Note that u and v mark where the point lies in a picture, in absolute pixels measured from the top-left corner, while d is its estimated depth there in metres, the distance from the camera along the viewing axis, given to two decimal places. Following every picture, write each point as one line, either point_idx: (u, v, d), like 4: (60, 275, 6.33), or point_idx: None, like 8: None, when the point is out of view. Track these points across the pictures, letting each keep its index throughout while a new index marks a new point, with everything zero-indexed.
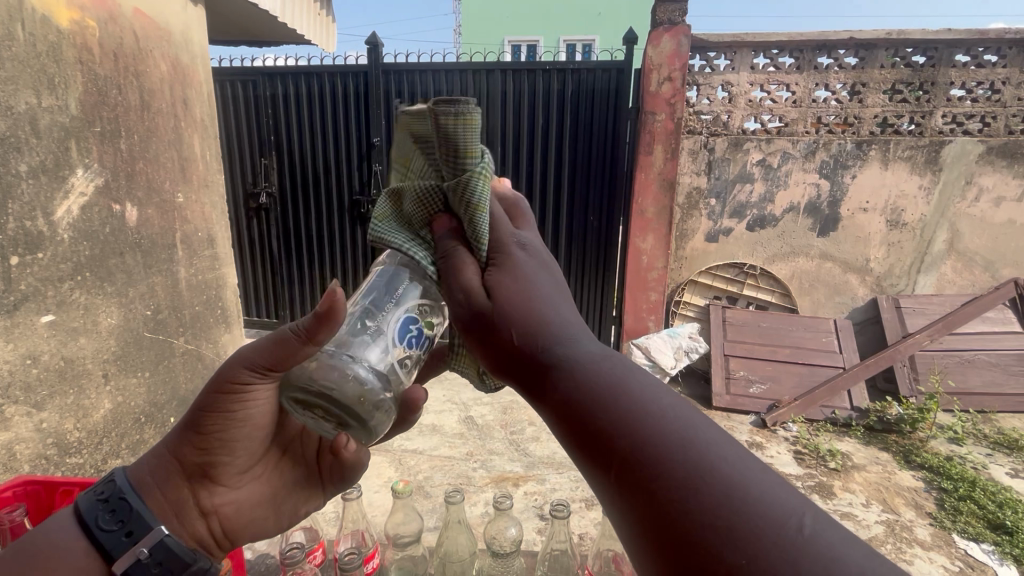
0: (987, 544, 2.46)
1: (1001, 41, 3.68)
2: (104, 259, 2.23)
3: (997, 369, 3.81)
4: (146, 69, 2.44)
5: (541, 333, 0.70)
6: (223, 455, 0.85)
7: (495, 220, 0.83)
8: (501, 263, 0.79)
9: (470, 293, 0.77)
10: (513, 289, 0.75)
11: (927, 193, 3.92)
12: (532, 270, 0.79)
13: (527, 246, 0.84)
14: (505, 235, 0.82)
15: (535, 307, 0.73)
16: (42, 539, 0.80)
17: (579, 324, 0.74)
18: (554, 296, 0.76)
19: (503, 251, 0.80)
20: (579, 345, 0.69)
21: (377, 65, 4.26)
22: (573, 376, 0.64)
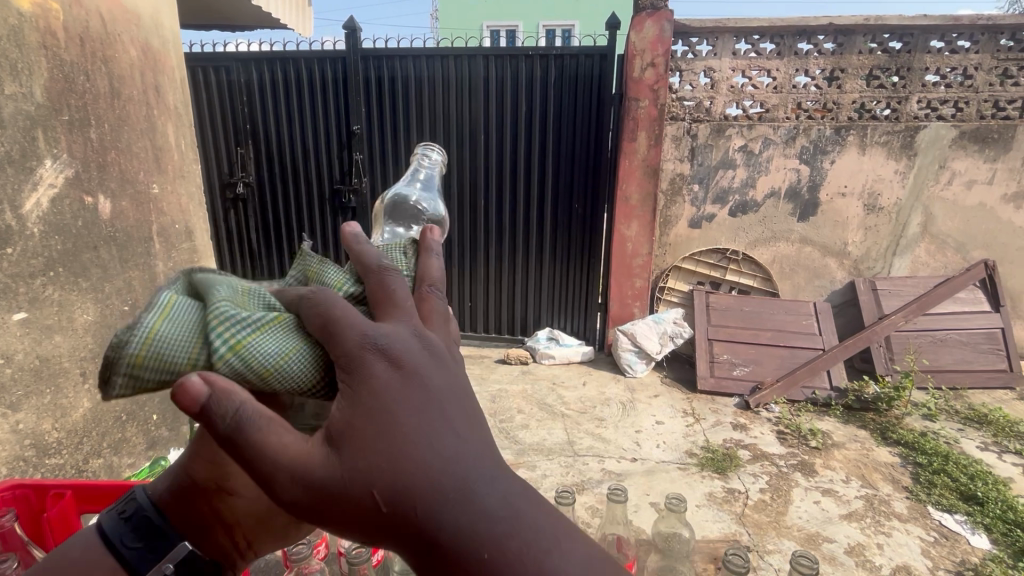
0: (960, 515, 2.57)
1: (974, 27, 3.75)
2: (77, 254, 2.15)
3: (967, 347, 3.96)
4: (115, 55, 2.33)
5: (418, 499, 0.51)
6: (230, 470, 0.74)
7: (323, 323, 0.58)
8: (352, 389, 0.53)
9: (297, 463, 0.52)
10: (374, 437, 0.52)
11: (902, 178, 4.01)
12: (397, 387, 0.53)
13: (392, 341, 0.56)
14: (356, 339, 0.55)
15: (411, 460, 0.51)
16: (66, 556, 0.77)
17: (475, 458, 0.54)
18: (432, 423, 0.53)
19: (359, 365, 0.54)
20: (469, 510, 0.51)
21: (355, 50, 4.15)
22: (467, 552, 0.50)
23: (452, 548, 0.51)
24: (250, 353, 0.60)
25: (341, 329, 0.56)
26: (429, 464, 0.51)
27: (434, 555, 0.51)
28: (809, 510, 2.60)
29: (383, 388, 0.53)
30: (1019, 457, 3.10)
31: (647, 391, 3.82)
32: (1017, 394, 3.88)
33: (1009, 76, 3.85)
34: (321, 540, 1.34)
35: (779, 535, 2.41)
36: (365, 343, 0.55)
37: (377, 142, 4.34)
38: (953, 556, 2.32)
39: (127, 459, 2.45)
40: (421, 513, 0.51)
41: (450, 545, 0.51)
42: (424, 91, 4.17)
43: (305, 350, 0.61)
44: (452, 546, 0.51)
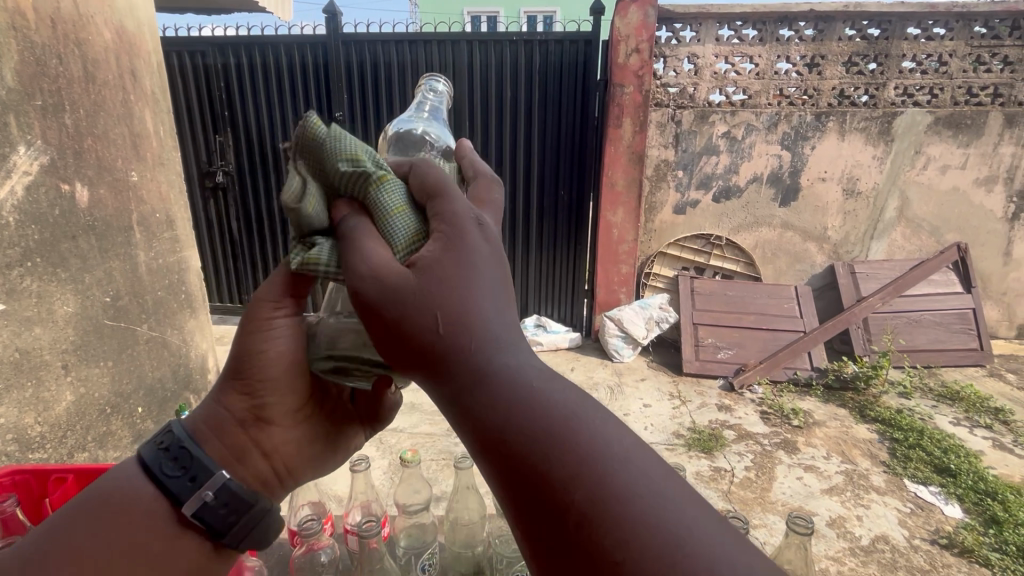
0: (934, 486, 2.68)
1: (949, 14, 3.83)
2: (55, 243, 2.09)
3: (941, 327, 4.10)
4: (88, 37, 2.25)
5: (467, 331, 0.57)
6: (267, 397, 0.81)
7: (436, 185, 0.70)
8: (444, 237, 0.63)
9: (380, 273, 0.62)
10: (449, 273, 0.60)
11: (880, 163, 4.11)
12: (484, 252, 0.63)
13: (484, 221, 0.67)
14: (459, 205, 0.67)
15: (468, 300, 0.59)
16: (104, 485, 0.76)
17: (525, 336, 0.60)
18: (497, 286, 0.61)
19: (452, 221, 0.65)
20: (511, 361, 0.57)
21: (336, 35, 4.07)
22: (497, 390, 0.55)
23: (486, 385, 0.55)
24: (381, 191, 0.71)
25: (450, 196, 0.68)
26: (486, 312, 0.59)
27: (465, 387, 0.56)
28: (792, 486, 2.68)
29: (473, 247, 0.63)
30: (988, 431, 3.24)
31: (634, 375, 3.88)
32: (987, 371, 4.03)
33: (981, 63, 3.95)
34: (327, 518, 1.35)
35: (764, 510, 2.49)
36: (471, 215, 0.67)
37: (360, 129, 4.28)
38: (928, 526, 2.42)
39: (113, 452, 2.41)
40: (469, 350, 0.57)
41: (484, 384, 0.55)
42: (407, 77, 4.12)
43: (409, 214, 0.69)
44: (486, 383, 0.55)
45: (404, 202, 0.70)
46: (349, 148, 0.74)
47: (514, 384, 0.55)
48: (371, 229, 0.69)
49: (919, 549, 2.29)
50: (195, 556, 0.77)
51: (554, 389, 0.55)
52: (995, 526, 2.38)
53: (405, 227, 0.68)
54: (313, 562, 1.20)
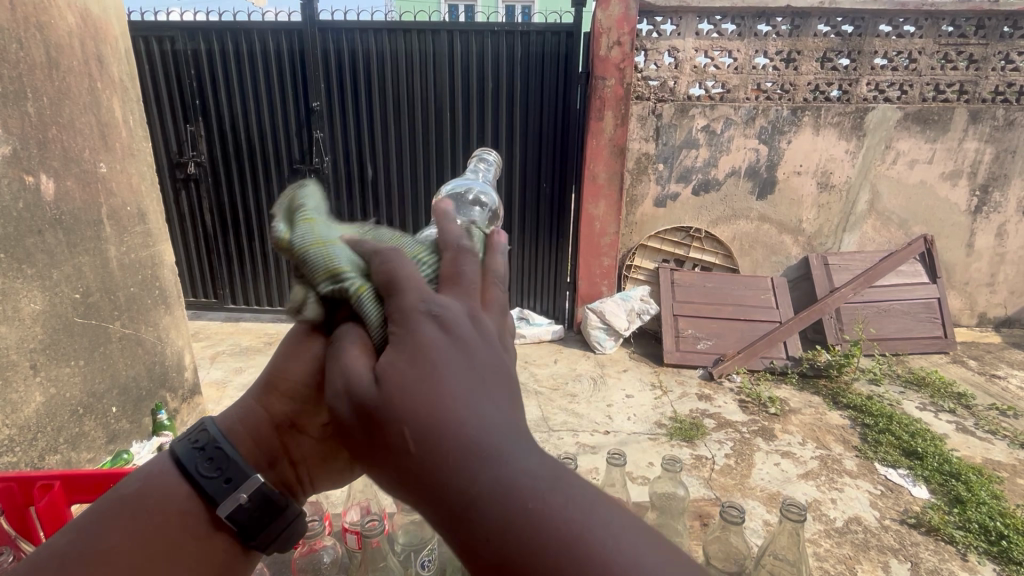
0: (903, 469, 2.80)
1: (919, 13, 3.94)
2: (20, 238, 2.00)
3: (908, 316, 4.26)
4: (51, 21, 2.14)
5: (440, 441, 0.50)
6: (300, 406, 0.81)
7: (388, 278, 0.64)
8: (399, 340, 0.56)
9: (352, 390, 0.56)
10: (413, 376, 0.53)
11: (852, 157, 4.22)
12: (440, 348, 0.55)
13: (445, 308, 0.59)
14: (412, 298, 0.60)
15: (436, 405, 0.51)
16: (141, 482, 0.78)
17: (514, 430, 0.52)
18: (475, 385, 0.53)
19: (410, 321, 0.57)
20: (498, 471, 0.49)
21: (312, 21, 3.96)
22: (489, 510, 0.47)
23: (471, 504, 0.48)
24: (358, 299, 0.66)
25: (400, 292, 0.61)
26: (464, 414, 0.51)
27: (455, 513, 0.49)
28: (769, 472, 2.77)
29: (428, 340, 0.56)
30: (952, 415, 3.39)
31: (616, 366, 3.93)
32: (950, 358, 4.22)
33: (948, 60, 4.08)
34: (326, 517, 1.36)
35: (744, 495, 2.56)
36: (422, 305, 0.59)
37: (338, 119, 4.20)
38: (897, 506, 2.53)
39: (87, 454, 2.34)
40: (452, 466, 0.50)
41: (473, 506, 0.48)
42: (386, 66, 4.04)
43: (377, 314, 0.63)
44: (468, 496, 0.48)
45: (373, 312, 0.64)
46: (322, 258, 0.72)
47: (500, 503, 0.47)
48: (355, 335, 0.63)
49: (889, 529, 2.39)
50: (224, 556, 0.78)
51: (556, 499, 0.47)
52: (959, 505, 2.51)
53: (383, 340, 0.61)
54: (315, 564, 1.20)
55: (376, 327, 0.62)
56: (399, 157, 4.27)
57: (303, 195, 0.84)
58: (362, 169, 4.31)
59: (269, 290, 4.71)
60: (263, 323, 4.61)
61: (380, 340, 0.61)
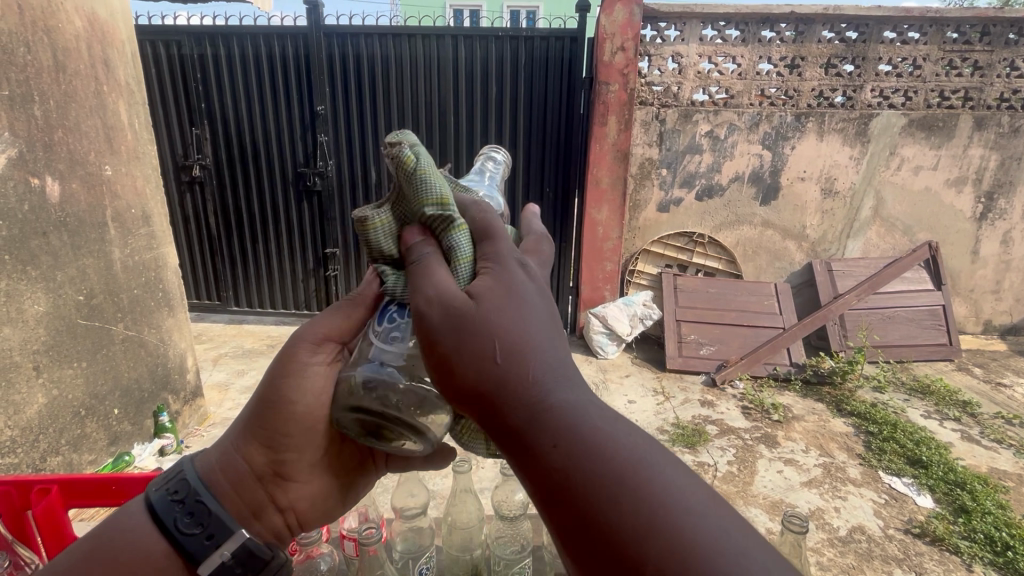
0: (907, 478, 2.78)
1: (923, 19, 3.93)
2: (24, 240, 2.01)
3: (912, 323, 4.23)
4: (58, 25, 2.16)
5: (519, 357, 0.57)
6: (286, 454, 0.86)
7: (490, 229, 0.71)
8: (494, 275, 0.65)
9: (441, 301, 0.62)
10: (502, 301, 0.61)
11: (856, 163, 4.21)
12: (526, 291, 0.64)
13: (530, 267, 0.68)
14: (506, 251, 0.69)
15: (517, 329, 0.59)
16: (118, 536, 0.79)
17: (572, 375, 0.59)
18: (548, 328, 0.61)
19: (503, 268, 0.66)
20: (563, 393, 0.56)
21: (318, 26, 3.99)
22: (555, 424, 0.54)
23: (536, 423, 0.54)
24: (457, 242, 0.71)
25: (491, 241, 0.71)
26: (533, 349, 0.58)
27: (521, 427, 0.55)
28: (772, 479, 2.75)
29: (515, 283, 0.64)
30: (957, 423, 3.36)
31: (618, 371, 3.92)
32: (955, 365, 4.18)
33: (953, 67, 4.07)
34: (324, 524, 1.35)
35: (746, 503, 2.54)
36: (513, 260, 0.68)
37: (343, 124, 4.22)
38: (901, 515, 2.51)
39: (88, 456, 2.35)
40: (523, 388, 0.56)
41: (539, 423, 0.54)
42: (390, 70, 4.05)
43: (472, 263, 0.69)
44: (537, 416, 0.55)
45: (468, 253, 0.70)
46: (437, 190, 0.75)
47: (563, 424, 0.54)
48: (441, 262, 0.69)
49: (893, 538, 2.36)
50: None
51: (611, 426, 0.54)
52: (964, 514, 2.48)
53: (469, 276, 0.68)
54: (312, 571, 1.19)
55: (466, 266, 0.69)
56: None
57: (410, 137, 0.82)
58: (365, 173, 4.32)
59: (273, 293, 4.72)
60: (266, 326, 4.62)
61: (466, 279, 0.68)
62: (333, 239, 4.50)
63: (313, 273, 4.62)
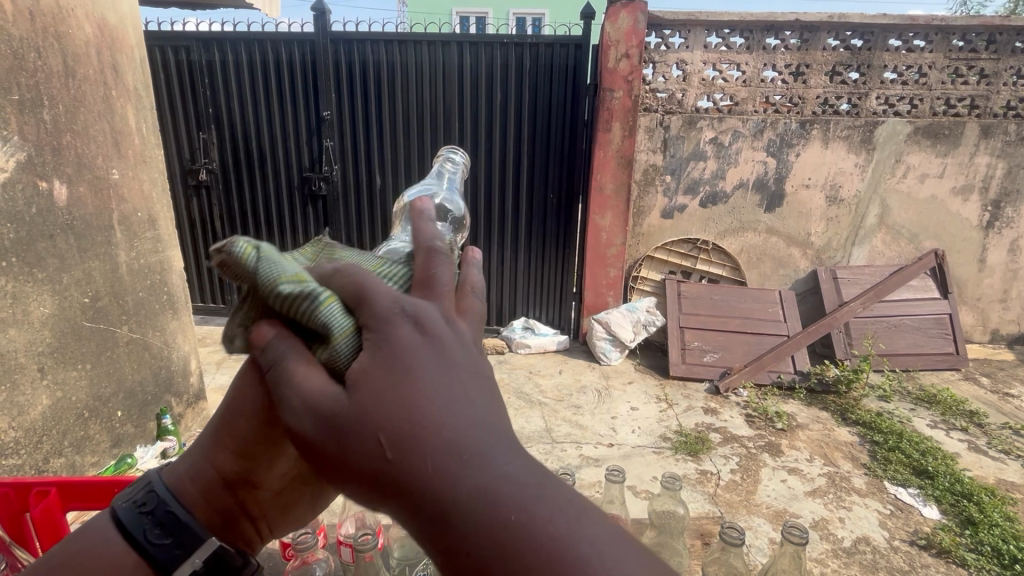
0: (913, 488, 2.74)
1: (929, 27, 3.93)
2: (31, 242, 2.03)
3: (919, 332, 4.20)
4: (69, 31, 2.19)
5: (416, 447, 0.47)
6: (257, 467, 0.78)
7: (358, 288, 0.56)
8: (374, 343, 0.52)
9: (315, 401, 0.52)
10: (385, 385, 0.50)
11: (862, 171, 4.20)
12: (419, 357, 0.51)
13: (423, 314, 0.54)
14: (386, 304, 0.54)
15: (412, 414, 0.48)
16: (88, 547, 0.78)
17: (488, 441, 0.49)
18: (452, 393, 0.50)
19: (386, 332, 0.52)
20: (474, 478, 0.47)
21: (324, 33, 4.02)
22: (472, 518, 0.46)
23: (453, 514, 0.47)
24: (323, 321, 0.55)
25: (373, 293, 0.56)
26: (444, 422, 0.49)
27: (428, 524, 0.48)
28: (776, 489, 2.72)
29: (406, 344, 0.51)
30: (964, 434, 3.33)
31: (621, 378, 3.90)
32: (962, 375, 4.14)
33: (959, 75, 4.06)
34: (321, 529, 1.35)
35: (749, 512, 2.52)
36: (398, 310, 0.54)
37: (348, 129, 4.24)
38: (907, 527, 2.48)
39: (91, 458, 2.36)
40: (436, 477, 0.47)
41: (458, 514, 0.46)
42: (396, 76, 4.08)
43: (354, 335, 0.54)
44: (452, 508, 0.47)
45: (341, 327, 0.54)
46: (279, 270, 0.60)
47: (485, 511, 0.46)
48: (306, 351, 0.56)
49: (898, 550, 2.34)
50: None
51: (537, 510, 0.46)
52: (971, 527, 2.45)
53: (352, 353, 0.54)
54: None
55: (343, 342, 0.54)
56: (408, 166, 4.30)
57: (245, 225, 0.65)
58: (371, 178, 4.34)
59: None
60: None
61: (348, 354, 0.54)
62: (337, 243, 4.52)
63: None
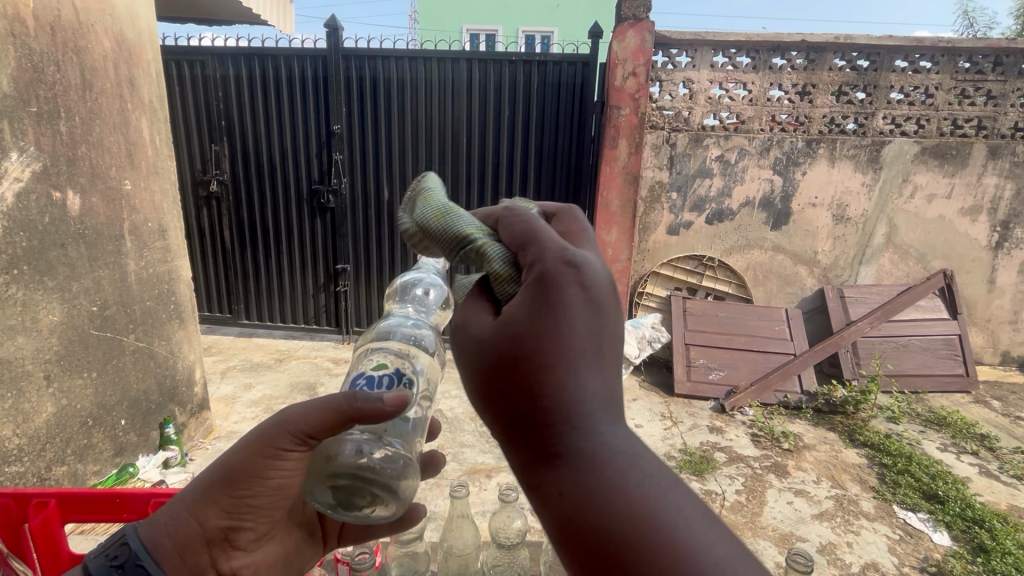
0: (923, 513, 2.69)
1: (936, 49, 3.95)
2: (43, 251, 2.05)
3: (928, 353, 4.15)
4: (88, 46, 2.24)
5: (554, 394, 0.59)
6: (244, 521, 0.89)
7: (520, 233, 0.68)
8: (541, 290, 0.61)
9: (475, 333, 0.65)
10: (539, 330, 0.59)
11: (868, 190, 4.19)
12: (579, 307, 0.60)
13: (586, 270, 0.63)
14: (553, 251, 0.63)
15: (558, 364, 0.59)
16: None
17: (609, 410, 0.60)
18: (589, 355, 0.60)
19: (551, 277, 0.61)
20: (592, 432, 0.58)
21: (337, 48, 4.10)
22: (583, 461, 0.57)
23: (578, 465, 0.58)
24: (486, 258, 0.70)
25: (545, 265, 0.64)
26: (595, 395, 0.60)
27: (551, 453, 0.59)
28: (782, 511, 2.67)
29: (572, 307, 0.60)
30: (975, 458, 3.27)
31: (625, 395, 3.87)
32: (973, 398, 4.08)
33: (966, 96, 4.07)
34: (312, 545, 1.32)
35: (754, 535, 2.48)
36: (567, 264, 0.62)
37: (357, 142, 4.29)
38: (917, 553, 2.42)
39: (93, 466, 2.36)
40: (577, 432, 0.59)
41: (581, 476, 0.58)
42: (406, 91, 4.14)
43: (514, 279, 0.67)
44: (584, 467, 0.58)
45: (506, 267, 0.67)
46: (450, 227, 0.78)
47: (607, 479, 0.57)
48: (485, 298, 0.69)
49: None
50: None
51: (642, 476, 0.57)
52: (983, 554, 2.39)
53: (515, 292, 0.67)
54: None
55: (510, 282, 0.67)
56: (415, 180, 4.34)
57: (429, 185, 0.92)
58: (379, 191, 4.38)
59: (283, 308, 4.74)
60: (275, 340, 4.65)
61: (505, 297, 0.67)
62: (344, 255, 4.55)
63: (324, 288, 4.66)
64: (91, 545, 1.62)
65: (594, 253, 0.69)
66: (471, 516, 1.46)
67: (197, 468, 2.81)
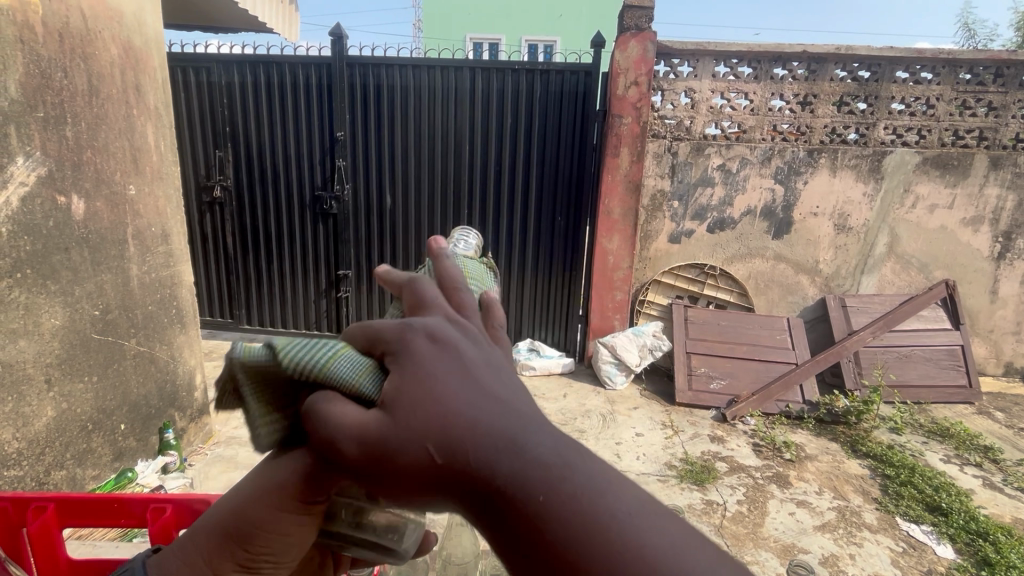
0: (926, 525, 2.66)
1: (937, 60, 3.97)
2: (47, 255, 2.06)
3: (930, 363, 4.13)
4: (95, 53, 2.27)
5: (468, 457, 0.48)
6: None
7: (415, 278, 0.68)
8: (397, 363, 0.52)
9: (344, 429, 0.51)
10: (418, 395, 0.50)
11: (870, 200, 4.19)
12: (440, 360, 0.52)
13: (431, 324, 0.55)
14: (394, 322, 0.56)
15: (456, 420, 0.49)
16: None
17: (540, 432, 0.50)
18: (481, 393, 0.51)
19: (398, 344, 0.53)
20: (532, 472, 0.47)
21: (341, 57, 4.13)
22: (543, 516, 0.46)
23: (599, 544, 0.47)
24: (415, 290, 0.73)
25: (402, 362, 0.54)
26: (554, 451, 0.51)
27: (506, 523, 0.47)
28: (783, 522, 2.65)
29: (433, 361, 0.52)
30: (979, 470, 3.24)
31: (626, 403, 3.85)
32: (976, 409, 4.06)
33: (967, 107, 4.08)
34: None
35: (756, 546, 2.46)
36: (411, 328, 0.55)
37: (360, 149, 4.32)
38: (920, 566, 2.40)
39: (92, 471, 2.35)
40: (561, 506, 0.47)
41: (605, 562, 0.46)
42: (410, 99, 4.17)
43: None
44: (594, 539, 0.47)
45: None
46: None
47: (629, 546, 0.45)
48: None
49: None
50: None
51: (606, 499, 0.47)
52: (987, 568, 2.37)
53: None
54: None
55: None
56: (417, 187, 4.36)
57: None
58: (382, 197, 4.39)
59: (285, 313, 4.75)
60: None
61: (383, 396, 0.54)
62: (346, 261, 4.56)
63: (326, 294, 4.67)
64: (89, 550, 1.62)
65: (447, 297, 0.62)
66: (470, 525, 1.46)
67: (196, 473, 2.80)
